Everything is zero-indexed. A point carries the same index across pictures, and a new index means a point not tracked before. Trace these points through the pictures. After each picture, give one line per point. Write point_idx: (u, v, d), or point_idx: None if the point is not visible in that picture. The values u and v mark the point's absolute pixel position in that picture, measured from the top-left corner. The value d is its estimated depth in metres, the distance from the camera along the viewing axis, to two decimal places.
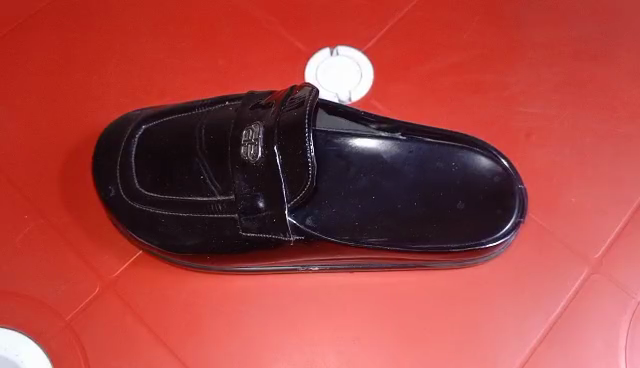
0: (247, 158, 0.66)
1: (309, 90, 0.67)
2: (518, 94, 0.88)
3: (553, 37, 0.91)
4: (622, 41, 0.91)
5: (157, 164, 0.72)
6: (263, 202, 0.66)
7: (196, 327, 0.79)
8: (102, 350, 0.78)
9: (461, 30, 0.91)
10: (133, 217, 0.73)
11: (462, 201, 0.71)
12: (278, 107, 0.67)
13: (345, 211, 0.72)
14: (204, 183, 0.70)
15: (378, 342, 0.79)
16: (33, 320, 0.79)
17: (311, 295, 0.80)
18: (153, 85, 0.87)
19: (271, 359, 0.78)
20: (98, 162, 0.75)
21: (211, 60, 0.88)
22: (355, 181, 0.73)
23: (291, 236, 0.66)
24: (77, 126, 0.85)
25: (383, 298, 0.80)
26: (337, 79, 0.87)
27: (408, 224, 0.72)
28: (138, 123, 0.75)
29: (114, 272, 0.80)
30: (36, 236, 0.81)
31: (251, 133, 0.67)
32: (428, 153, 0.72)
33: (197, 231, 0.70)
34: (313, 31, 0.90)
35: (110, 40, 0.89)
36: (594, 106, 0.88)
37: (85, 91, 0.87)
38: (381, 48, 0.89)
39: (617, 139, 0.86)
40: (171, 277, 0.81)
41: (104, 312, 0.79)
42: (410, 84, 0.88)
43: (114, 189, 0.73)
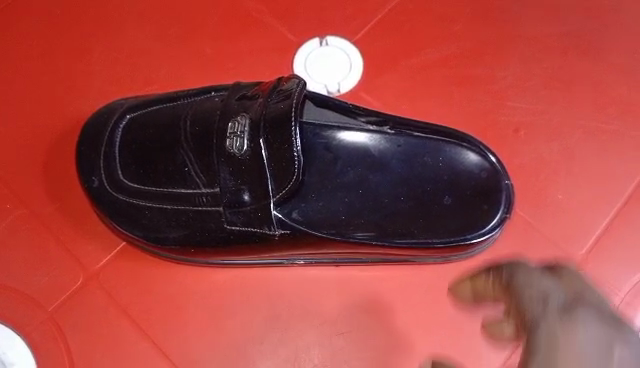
0: (233, 151, 0.65)
1: (297, 83, 0.66)
2: (508, 89, 0.88)
3: (544, 31, 0.90)
4: (613, 37, 0.90)
5: (142, 155, 0.71)
6: (249, 196, 0.66)
7: (181, 319, 0.79)
8: (85, 342, 0.78)
9: (452, 22, 0.90)
10: (117, 209, 0.72)
11: (450, 196, 0.71)
12: (264, 99, 0.66)
13: (331, 204, 0.72)
14: (190, 175, 0.69)
15: (362, 336, 0.79)
16: (15, 311, 0.78)
17: (296, 289, 0.80)
18: (140, 73, 0.86)
19: (255, 352, 0.78)
20: (81, 152, 0.74)
21: (198, 48, 0.87)
22: (342, 175, 0.72)
23: (276, 230, 0.66)
24: (61, 115, 0.84)
25: (368, 293, 0.80)
26: (326, 71, 0.87)
27: (394, 219, 0.71)
28: (122, 112, 0.74)
29: (97, 263, 0.79)
30: (17, 226, 0.80)
31: (237, 125, 0.66)
32: (415, 147, 0.72)
33: (181, 224, 0.70)
34: (303, 21, 0.89)
35: (94, 26, 0.87)
36: (582, 103, 0.88)
37: (69, 79, 0.85)
38: (371, 39, 0.88)
39: (604, 136, 0.86)
40: (154, 270, 0.80)
41: (88, 304, 0.78)
42: (400, 77, 0.87)
43: (98, 179, 0.72)
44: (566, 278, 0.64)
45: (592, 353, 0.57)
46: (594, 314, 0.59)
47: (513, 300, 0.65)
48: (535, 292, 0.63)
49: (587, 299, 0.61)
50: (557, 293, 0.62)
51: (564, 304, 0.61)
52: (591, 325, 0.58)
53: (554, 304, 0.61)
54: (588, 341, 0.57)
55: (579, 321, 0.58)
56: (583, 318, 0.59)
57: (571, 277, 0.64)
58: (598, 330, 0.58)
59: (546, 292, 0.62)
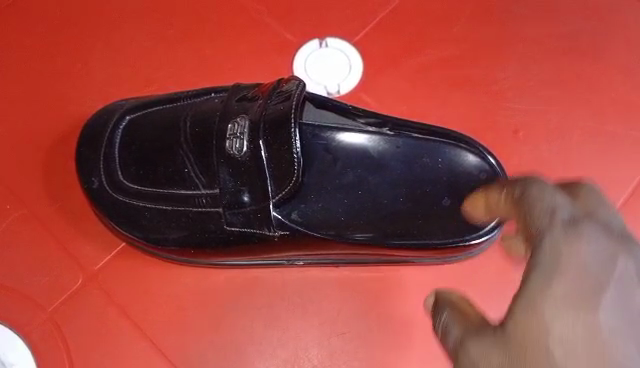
0: (232, 152, 0.65)
1: (296, 85, 0.66)
2: (507, 90, 0.88)
3: (543, 32, 0.90)
4: (612, 38, 0.90)
5: (141, 155, 0.71)
6: (248, 197, 0.66)
7: (181, 320, 0.79)
8: (84, 343, 0.78)
9: (452, 23, 0.90)
10: (117, 210, 0.72)
11: (448, 198, 0.71)
12: (264, 100, 0.66)
13: (331, 205, 0.72)
14: (189, 177, 0.69)
15: (362, 337, 0.80)
16: (15, 312, 0.78)
17: (296, 289, 0.80)
18: (140, 74, 0.86)
19: (254, 353, 0.79)
20: (81, 153, 0.74)
21: (198, 49, 0.87)
22: (342, 176, 0.72)
23: (275, 232, 0.66)
24: (61, 115, 0.84)
25: (368, 293, 0.80)
26: (327, 72, 0.87)
27: (394, 220, 0.71)
28: (122, 113, 0.74)
29: (97, 264, 0.79)
30: (17, 227, 0.80)
31: (237, 126, 0.66)
32: (414, 148, 0.72)
33: (181, 224, 0.70)
34: (303, 22, 0.89)
35: (94, 27, 0.87)
36: (581, 104, 0.88)
37: (70, 79, 0.85)
38: (370, 40, 0.89)
39: (603, 138, 0.87)
40: (154, 270, 0.80)
41: (88, 304, 0.79)
42: (399, 78, 0.88)
43: (98, 180, 0.72)
44: (581, 196, 0.54)
45: (596, 266, 0.50)
46: (601, 230, 0.51)
47: (520, 215, 0.54)
48: (548, 204, 0.52)
49: (596, 215, 0.52)
50: (567, 203, 0.53)
51: (570, 221, 0.51)
52: (596, 241, 0.50)
53: (561, 217, 0.52)
54: (596, 261, 0.50)
55: (586, 238, 0.51)
56: (589, 236, 0.51)
57: (589, 196, 0.54)
58: (603, 244, 0.50)
59: (557, 205, 0.52)
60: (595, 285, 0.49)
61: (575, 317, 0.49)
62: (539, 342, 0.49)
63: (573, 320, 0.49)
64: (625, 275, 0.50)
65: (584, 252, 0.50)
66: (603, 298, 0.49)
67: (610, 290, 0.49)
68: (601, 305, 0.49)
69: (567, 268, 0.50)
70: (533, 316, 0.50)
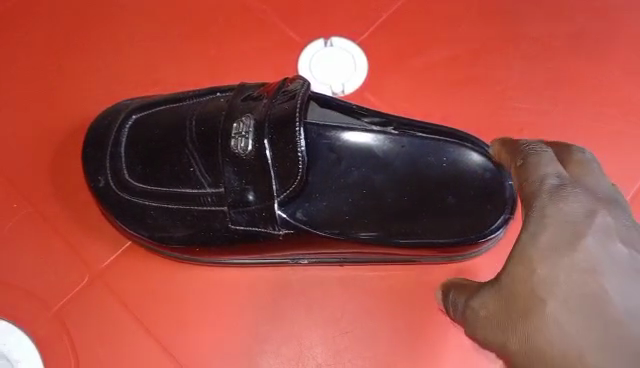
0: (237, 151, 0.66)
1: (301, 84, 0.66)
2: (512, 90, 0.88)
3: (547, 32, 0.90)
4: (617, 38, 0.90)
5: (147, 154, 0.72)
6: (253, 195, 0.66)
7: (186, 318, 0.79)
8: (90, 341, 0.78)
9: (456, 23, 0.90)
10: (122, 209, 0.72)
11: (453, 196, 0.71)
12: (269, 100, 0.66)
13: (336, 204, 0.72)
14: (195, 175, 0.70)
15: (366, 336, 0.80)
16: (21, 309, 0.79)
17: (301, 288, 0.80)
18: (146, 74, 0.86)
19: (258, 352, 0.79)
20: (86, 152, 0.74)
21: (204, 49, 0.88)
22: (346, 176, 0.73)
23: (280, 230, 0.67)
24: (68, 115, 0.84)
25: (372, 292, 0.81)
26: (331, 72, 0.87)
27: (398, 219, 0.71)
28: (128, 113, 0.75)
29: (103, 262, 0.80)
30: (23, 225, 0.81)
31: (242, 126, 0.66)
32: (419, 148, 0.72)
33: (186, 223, 0.70)
34: (308, 22, 0.89)
35: (101, 27, 0.88)
36: (586, 104, 0.88)
37: (76, 79, 0.86)
38: (375, 40, 0.89)
39: (608, 137, 0.87)
40: (159, 269, 0.80)
41: (94, 302, 0.79)
42: (404, 78, 0.88)
43: (104, 179, 0.73)
44: (576, 165, 0.61)
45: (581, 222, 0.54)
46: (589, 194, 0.57)
47: (519, 179, 0.62)
48: (543, 173, 0.60)
49: (584, 181, 0.59)
50: (559, 169, 0.60)
51: (558, 184, 0.58)
52: (581, 199, 0.56)
53: (551, 182, 0.58)
54: (582, 216, 0.55)
55: (569, 196, 0.56)
56: (574, 193, 0.56)
57: (581, 160, 0.61)
58: (584, 198, 0.56)
59: (551, 173, 0.59)
60: (578, 234, 0.54)
61: (558, 264, 0.53)
62: (527, 288, 0.55)
63: (558, 268, 0.53)
64: (607, 228, 0.53)
65: (566, 206, 0.56)
66: (590, 249, 0.52)
67: (593, 240, 0.53)
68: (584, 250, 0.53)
69: (553, 222, 0.55)
70: (523, 269, 0.55)
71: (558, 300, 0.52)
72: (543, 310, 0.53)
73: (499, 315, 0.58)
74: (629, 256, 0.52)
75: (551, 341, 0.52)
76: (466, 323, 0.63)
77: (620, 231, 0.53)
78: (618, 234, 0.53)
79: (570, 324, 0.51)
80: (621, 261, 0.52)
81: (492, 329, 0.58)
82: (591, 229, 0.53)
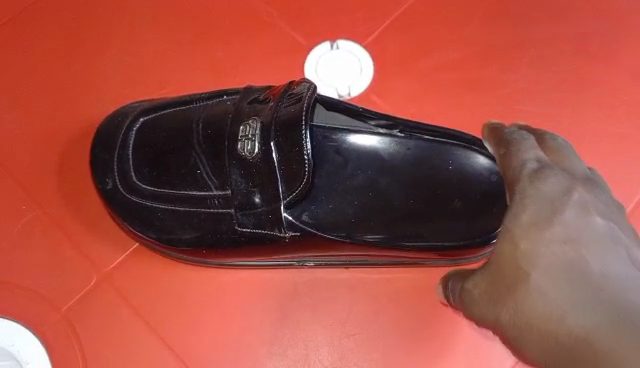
0: (244, 154, 0.66)
1: (307, 87, 0.67)
2: (518, 93, 0.88)
3: (554, 34, 0.91)
4: (623, 40, 0.90)
5: (154, 157, 0.72)
6: (259, 198, 0.66)
7: (192, 320, 0.80)
8: (97, 342, 0.79)
9: (462, 25, 0.90)
10: (130, 210, 0.73)
11: (459, 199, 0.71)
12: (276, 103, 0.67)
13: (342, 206, 0.72)
14: (202, 178, 0.70)
15: (371, 339, 0.80)
16: (30, 311, 0.79)
17: (306, 290, 0.81)
18: (153, 77, 0.87)
19: (265, 354, 0.79)
20: (95, 154, 0.75)
21: (211, 52, 0.88)
22: (352, 178, 0.73)
23: (286, 233, 0.67)
24: (76, 118, 0.85)
25: (379, 295, 0.81)
26: (338, 75, 0.88)
27: (404, 221, 0.71)
28: (135, 115, 0.75)
29: (111, 264, 0.81)
30: (32, 227, 0.81)
31: (248, 128, 0.67)
32: (425, 151, 0.72)
33: (193, 225, 0.71)
34: (314, 25, 0.89)
35: (109, 30, 0.88)
36: (593, 106, 0.88)
37: (84, 82, 0.86)
38: (381, 43, 0.89)
39: (615, 140, 0.87)
40: (167, 270, 0.81)
41: (101, 304, 0.80)
42: (410, 81, 0.88)
43: (111, 181, 0.73)
44: (554, 151, 0.63)
45: (556, 197, 0.56)
46: (566, 175, 0.59)
47: (502, 166, 0.63)
48: (523, 158, 0.62)
49: (563, 165, 0.61)
50: (539, 154, 0.62)
51: (537, 167, 0.60)
52: (556, 178, 0.58)
53: (530, 166, 0.60)
54: (558, 192, 0.57)
55: (548, 177, 0.58)
56: (553, 175, 0.58)
57: (559, 147, 0.64)
58: (563, 179, 0.58)
59: (532, 157, 0.62)
60: (557, 210, 0.55)
61: (540, 237, 0.54)
62: (512, 264, 0.55)
63: (540, 241, 0.54)
64: (583, 204, 0.55)
65: (545, 185, 0.58)
66: (568, 223, 0.54)
67: (571, 214, 0.54)
68: (562, 221, 0.54)
69: (532, 199, 0.57)
70: (507, 247, 0.56)
71: (541, 269, 0.53)
72: (528, 281, 0.53)
73: (492, 292, 0.58)
74: (607, 228, 0.53)
75: (535, 307, 0.51)
76: (464, 306, 0.64)
77: (596, 208, 0.55)
78: (595, 210, 0.55)
79: (553, 290, 0.51)
80: (599, 232, 0.53)
81: (486, 307, 0.59)
82: (568, 204, 0.55)
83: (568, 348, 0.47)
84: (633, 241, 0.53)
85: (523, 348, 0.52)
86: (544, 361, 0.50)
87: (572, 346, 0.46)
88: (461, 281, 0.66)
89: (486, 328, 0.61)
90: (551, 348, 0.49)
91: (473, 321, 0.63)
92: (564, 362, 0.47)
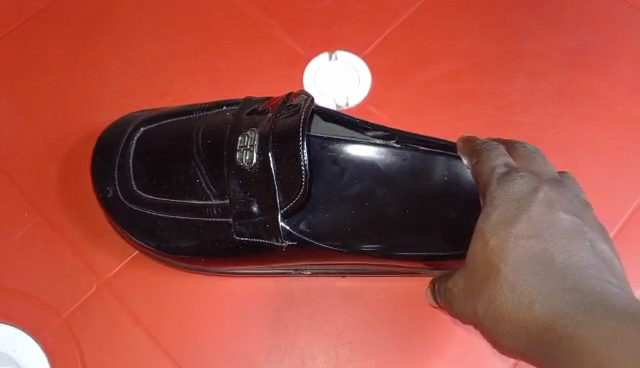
0: (242, 164, 0.68)
1: (305, 98, 0.68)
2: (514, 104, 0.90)
3: (550, 47, 0.92)
4: (618, 53, 0.92)
5: (154, 166, 0.74)
6: (257, 207, 0.68)
7: (191, 327, 0.81)
8: (97, 348, 0.80)
9: (459, 38, 0.92)
10: (130, 219, 0.74)
11: (455, 210, 0.71)
12: (274, 114, 0.68)
13: (339, 216, 0.73)
14: (201, 187, 0.72)
15: (367, 347, 0.81)
16: (30, 316, 0.80)
17: (303, 298, 0.82)
18: (154, 86, 0.88)
19: (262, 361, 0.80)
20: (96, 163, 0.76)
21: (212, 62, 0.90)
22: (349, 188, 0.74)
23: (283, 241, 0.68)
24: (78, 126, 0.86)
25: (374, 304, 0.82)
26: (336, 86, 0.89)
27: (400, 231, 0.72)
28: (137, 125, 0.77)
29: (111, 270, 0.82)
30: (33, 234, 0.82)
31: (247, 140, 0.68)
32: (421, 162, 0.73)
33: (191, 234, 0.72)
34: (314, 37, 0.91)
35: (111, 40, 0.90)
36: (588, 118, 0.90)
37: (86, 91, 0.88)
38: (379, 54, 0.91)
39: (610, 151, 0.88)
40: (167, 277, 0.82)
41: (102, 310, 0.81)
42: (408, 92, 0.89)
43: (112, 190, 0.75)
44: (524, 158, 0.64)
45: (522, 197, 0.58)
46: (532, 175, 0.60)
47: (475, 173, 0.64)
48: (493, 165, 0.63)
49: (532, 168, 0.62)
50: (508, 160, 0.63)
51: (505, 172, 0.61)
52: (523, 179, 0.60)
53: (499, 171, 0.62)
54: (524, 192, 0.59)
55: (516, 178, 0.60)
56: (519, 175, 0.60)
57: (528, 152, 0.65)
58: (530, 179, 0.60)
59: (502, 161, 0.63)
60: (523, 209, 0.57)
61: (508, 234, 0.56)
62: (484, 259, 0.57)
63: (508, 237, 0.56)
64: (549, 202, 0.57)
65: (513, 186, 0.59)
66: (534, 220, 0.56)
67: (536, 211, 0.57)
68: (527, 219, 0.56)
69: (501, 200, 0.58)
70: (479, 244, 0.58)
71: (510, 264, 0.55)
72: (498, 275, 0.55)
73: (468, 286, 0.60)
74: (570, 223, 0.56)
75: (507, 299, 0.54)
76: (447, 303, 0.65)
77: (561, 204, 0.58)
78: (560, 207, 0.57)
79: (522, 281, 0.53)
80: (562, 227, 0.55)
81: (463, 301, 0.61)
82: (533, 202, 0.57)
83: (538, 334, 0.50)
84: (596, 233, 0.56)
85: (501, 338, 0.55)
86: (519, 346, 0.53)
87: (540, 329, 0.49)
88: (445, 282, 0.66)
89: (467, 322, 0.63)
90: (524, 332, 0.52)
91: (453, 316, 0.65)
92: (537, 342, 0.50)
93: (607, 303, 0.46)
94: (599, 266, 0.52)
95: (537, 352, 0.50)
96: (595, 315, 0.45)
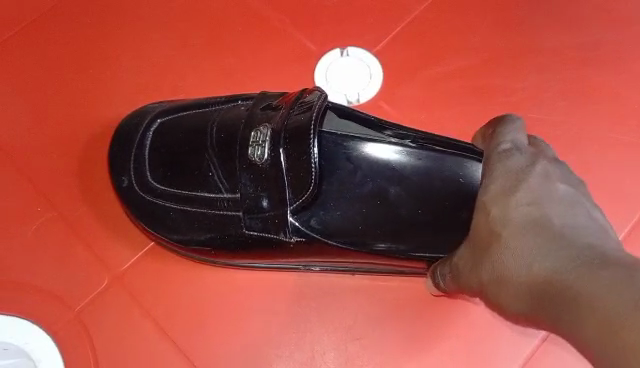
0: (254, 159, 0.68)
1: (318, 95, 0.68)
2: (525, 101, 0.89)
3: (560, 43, 0.92)
4: (630, 48, 0.92)
5: (169, 158, 0.74)
6: (267, 202, 0.68)
7: (202, 321, 0.81)
8: (108, 342, 0.80)
9: (470, 34, 0.92)
10: (143, 209, 0.75)
11: (467, 211, 0.70)
12: (287, 109, 0.68)
13: (350, 214, 0.73)
14: (213, 180, 0.72)
15: (377, 344, 0.81)
16: (43, 311, 0.81)
17: (313, 294, 0.82)
18: (166, 82, 0.89)
19: (272, 356, 0.80)
20: (113, 151, 0.77)
21: (222, 57, 0.90)
22: (361, 185, 0.73)
23: (291, 237, 0.69)
24: (90, 122, 0.87)
25: (384, 302, 0.82)
26: (347, 82, 0.89)
27: (410, 231, 0.72)
28: (153, 116, 0.77)
29: (122, 266, 0.82)
30: (46, 228, 0.83)
31: (259, 135, 0.68)
32: (436, 162, 0.71)
33: (203, 227, 0.73)
34: (324, 32, 0.91)
35: (123, 36, 0.90)
36: (600, 114, 0.89)
37: (98, 86, 0.88)
38: (390, 50, 0.90)
39: (622, 148, 0.88)
40: (178, 272, 0.82)
41: (113, 305, 0.81)
42: (418, 88, 0.89)
43: (127, 179, 0.75)
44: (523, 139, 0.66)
45: (520, 169, 0.60)
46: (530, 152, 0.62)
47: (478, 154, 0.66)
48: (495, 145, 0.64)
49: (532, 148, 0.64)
50: (519, 137, 0.64)
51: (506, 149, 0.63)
52: (521, 154, 0.61)
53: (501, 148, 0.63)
54: (522, 165, 0.60)
55: (514, 153, 0.62)
56: (518, 151, 0.62)
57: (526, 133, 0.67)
58: (528, 155, 0.61)
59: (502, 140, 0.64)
60: (522, 180, 0.58)
61: (508, 203, 0.57)
62: (486, 229, 0.58)
63: (508, 205, 0.57)
64: (546, 174, 0.59)
65: (511, 161, 0.61)
66: (533, 189, 0.57)
67: (535, 182, 0.58)
68: (526, 189, 0.57)
69: (500, 173, 0.60)
70: (481, 216, 0.59)
71: (511, 229, 0.55)
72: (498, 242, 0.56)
73: (471, 259, 0.60)
74: (567, 192, 0.57)
75: (508, 263, 0.54)
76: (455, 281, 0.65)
77: (557, 177, 0.59)
78: (556, 178, 0.59)
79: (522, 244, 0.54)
80: (559, 196, 0.57)
81: (467, 274, 0.61)
82: (532, 173, 0.59)
83: (539, 291, 0.50)
84: (590, 204, 0.58)
85: (502, 304, 0.55)
86: (522, 308, 0.53)
87: (542, 286, 0.50)
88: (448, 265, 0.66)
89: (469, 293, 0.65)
90: (524, 292, 0.52)
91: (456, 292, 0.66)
92: (534, 298, 0.51)
93: (604, 255, 0.47)
94: (595, 228, 0.53)
95: (539, 310, 0.50)
96: (595, 268, 0.46)
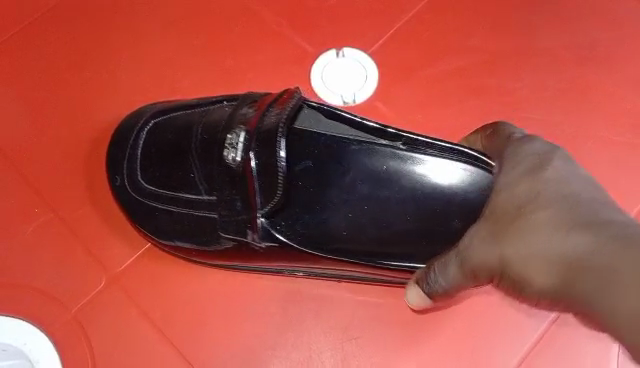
0: (228, 162, 0.67)
1: (292, 99, 0.69)
2: (522, 101, 0.90)
3: (556, 43, 0.92)
4: (626, 49, 0.92)
5: (158, 159, 0.75)
6: (240, 205, 0.68)
7: (199, 322, 0.81)
8: (106, 342, 0.81)
9: (467, 34, 0.92)
10: (132, 208, 0.76)
11: (459, 220, 0.68)
12: (261, 112, 0.69)
13: (335, 220, 0.71)
14: (195, 182, 0.72)
15: (373, 344, 0.82)
16: (41, 311, 0.81)
17: (310, 295, 0.83)
18: (163, 83, 0.89)
19: (268, 356, 0.81)
20: (111, 151, 0.78)
21: (220, 59, 0.90)
22: (352, 189, 0.72)
23: (261, 243, 0.69)
24: (88, 123, 0.87)
25: (379, 302, 0.83)
26: (343, 82, 0.89)
27: (396, 239, 0.70)
28: (147, 117, 0.78)
29: (120, 266, 0.83)
30: (44, 229, 0.83)
31: (234, 137, 0.68)
32: (426, 167, 0.69)
33: (184, 227, 0.74)
34: (322, 34, 0.91)
35: (121, 37, 0.91)
36: (596, 114, 0.89)
37: (96, 88, 0.89)
38: (387, 51, 0.91)
39: (618, 148, 0.88)
40: (176, 273, 0.83)
41: (111, 305, 0.82)
42: (415, 88, 0.89)
43: (120, 179, 0.77)
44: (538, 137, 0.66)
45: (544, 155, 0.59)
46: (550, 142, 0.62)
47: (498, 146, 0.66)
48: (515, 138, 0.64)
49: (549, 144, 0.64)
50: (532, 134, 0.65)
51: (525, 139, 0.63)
52: (541, 143, 0.61)
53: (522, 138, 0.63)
54: (544, 152, 0.60)
55: (536, 143, 0.62)
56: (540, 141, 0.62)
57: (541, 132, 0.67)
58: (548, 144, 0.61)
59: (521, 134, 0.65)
60: (547, 163, 0.58)
61: (535, 182, 0.56)
62: (511, 207, 0.56)
63: (537, 184, 0.56)
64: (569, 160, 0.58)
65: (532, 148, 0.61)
66: (559, 171, 0.56)
67: (559, 164, 0.57)
68: (551, 170, 0.57)
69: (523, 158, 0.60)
70: (504, 196, 0.58)
71: (539, 204, 0.53)
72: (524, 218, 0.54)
73: (488, 236, 0.57)
74: (590, 177, 0.57)
75: (535, 235, 0.52)
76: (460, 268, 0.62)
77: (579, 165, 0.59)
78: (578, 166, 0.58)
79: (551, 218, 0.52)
80: (585, 178, 0.56)
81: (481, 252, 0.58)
82: (556, 156, 0.58)
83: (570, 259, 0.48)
84: None
85: (524, 279, 0.53)
86: (548, 280, 0.50)
87: (574, 253, 0.48)
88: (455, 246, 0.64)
89: (477, 283, 0.62)
90: (551, 263, 0.50)
91: (458, 289, 0.64)
92: (560, 268, 0.49)
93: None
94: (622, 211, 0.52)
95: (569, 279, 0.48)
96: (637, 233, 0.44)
